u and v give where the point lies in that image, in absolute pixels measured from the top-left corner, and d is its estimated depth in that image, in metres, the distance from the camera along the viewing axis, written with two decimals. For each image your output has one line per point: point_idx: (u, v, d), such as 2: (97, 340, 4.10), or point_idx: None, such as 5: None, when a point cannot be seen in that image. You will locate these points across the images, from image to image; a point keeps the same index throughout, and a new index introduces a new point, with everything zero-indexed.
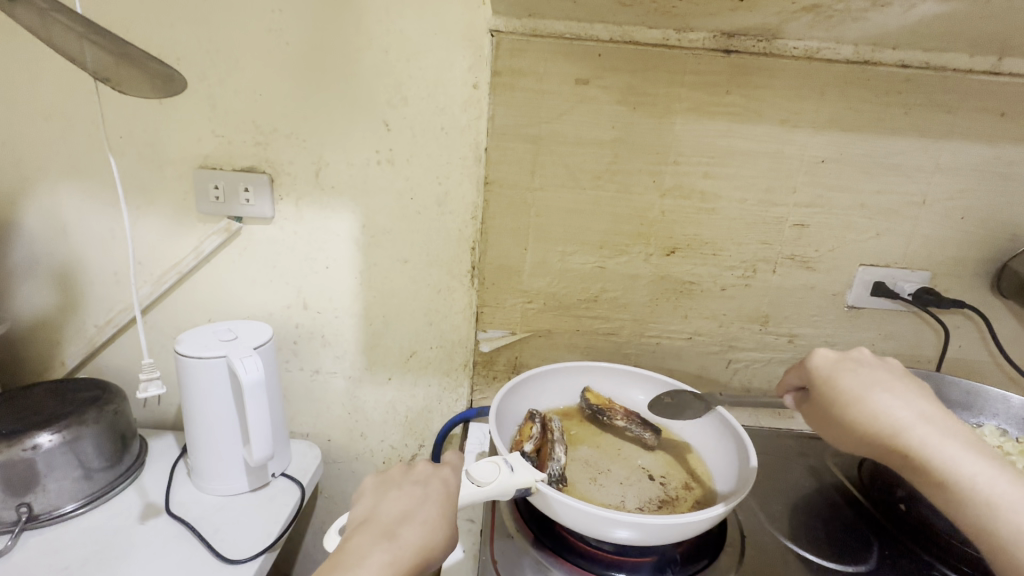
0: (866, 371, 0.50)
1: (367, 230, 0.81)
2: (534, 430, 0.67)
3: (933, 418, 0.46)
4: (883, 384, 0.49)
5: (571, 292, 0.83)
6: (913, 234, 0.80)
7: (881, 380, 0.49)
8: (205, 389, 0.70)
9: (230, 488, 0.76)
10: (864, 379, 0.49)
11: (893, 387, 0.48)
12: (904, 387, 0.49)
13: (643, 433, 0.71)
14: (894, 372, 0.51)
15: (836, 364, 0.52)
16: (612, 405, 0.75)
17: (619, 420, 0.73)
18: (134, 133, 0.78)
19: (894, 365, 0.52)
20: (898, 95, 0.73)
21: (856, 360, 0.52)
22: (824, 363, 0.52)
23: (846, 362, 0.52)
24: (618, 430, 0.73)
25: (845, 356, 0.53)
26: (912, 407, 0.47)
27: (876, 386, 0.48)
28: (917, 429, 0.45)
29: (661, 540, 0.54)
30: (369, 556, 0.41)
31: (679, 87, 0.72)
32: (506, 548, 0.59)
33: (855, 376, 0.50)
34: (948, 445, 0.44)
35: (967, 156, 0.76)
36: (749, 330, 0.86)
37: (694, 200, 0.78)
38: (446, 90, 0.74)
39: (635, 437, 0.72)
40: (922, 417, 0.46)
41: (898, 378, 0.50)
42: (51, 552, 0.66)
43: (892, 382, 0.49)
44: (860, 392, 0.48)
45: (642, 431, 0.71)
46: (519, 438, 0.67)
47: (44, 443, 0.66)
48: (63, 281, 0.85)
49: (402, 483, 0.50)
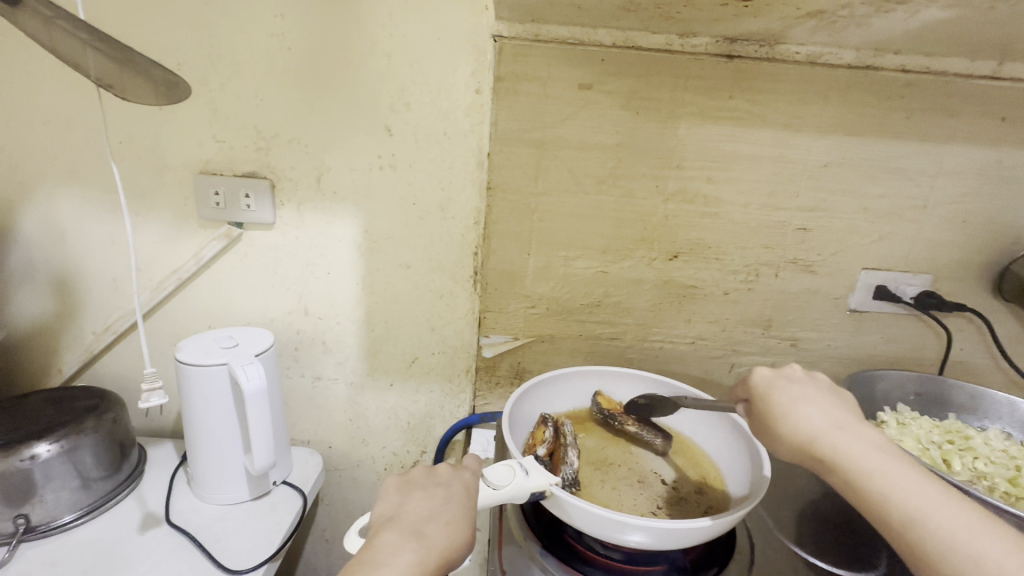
0: (797, 386, 0.51)
1: (368, 236, 0.81)
2: (546, 434, 0.67)
3: (850, 428, 0.46)
4: (807, 397, 0.49)
5: (574, 297, 0.83)
6: (915, 238, 0.80)
7: (807, 393, 0.49)
8: (205, 397, 0.69)
9: (232, 497, 0.75)
10: (794, 394, 0.49)
11: (818, 400, 0.49)
12: (831, 400, 0.49)
13: (654, 438, 0.71)
14: (826, 388, 0.51)
15: (772, 380, 0.52)
16: (622, 411, 0.75)
17: (630, 425, 0.73)
18: (133, 138, 0.77)
19: (826, 382, 0.52)
20: (900, 99, 0.73)
21: (791, 376, 0.52)
22: (760, 378, 0.52)
23: (779, 377, 0.52)
24: (630, 436, 0.73)
25: (780, 372, 0.53)
26: (829, 418, 0.47)
27: (803, 400, 0.49)
28: (834, 436, 0.45)
29: (673, 545, 0.53)
30: (393, 560, 0.41)
31: (682, 91, 0.72)
32: (513, 555, 0.59)
33: (786, 390, 0.50)
34: (863, 451, 0.44)
35: (968, 161, 0.76)
36: (752, 334, 0.85)
37: (697, 205, 0.78)
38: (449, 95, 0.73)
39: (647, 443, 0.71)
40: (841, 427, 0.46)
41: (827, 393, 0.50)
42: (49, 563, 0.65)
43: (817, 396, 0.49)
44: (788, 404, 0.48)
45: (653, 436, 0.71)
46: (531, 442, 0.66)
47: (42, 453, 0.65)
48: (60, 287, 0.84)
49: (425, 482, 0.50)
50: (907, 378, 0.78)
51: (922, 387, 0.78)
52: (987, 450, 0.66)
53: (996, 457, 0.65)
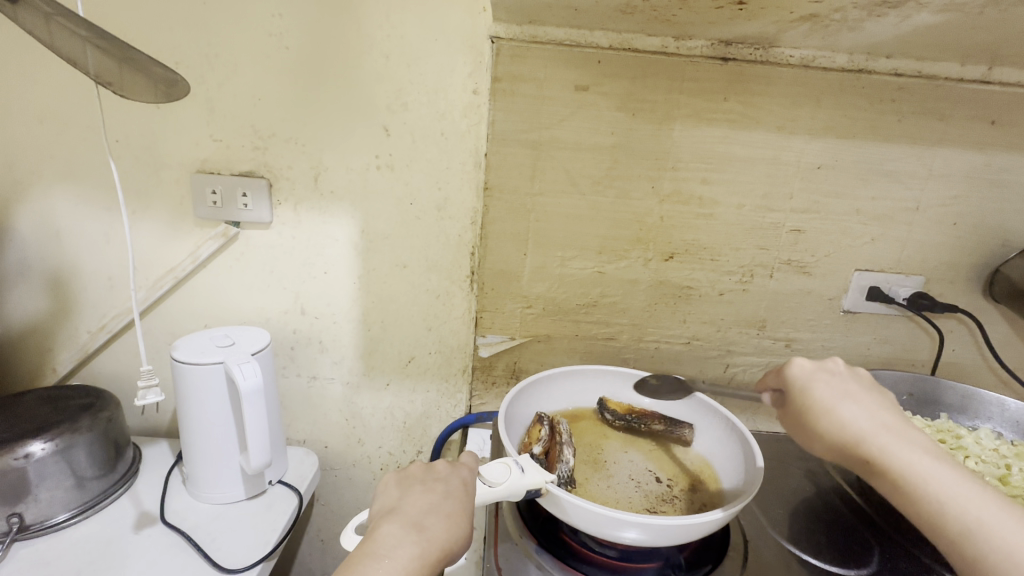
0: (839, 382, 0.49)
1: (365, 235, 0.81)
2: (541, 433, 0.67)
3: (894, 428, 0.46)
4: (850, 394, 0.48)
5: (570, 297, 0.83)
6: (907, 240, 0.81)
7: (851, 389, 0.48)
8: (201, 395, 0.69)
9: (227, 496, 0.75)
10: (838, 390, 0.48)
11: (862, 397, 0.48)
12: (872, 397, 0.48)
13: (681, 431, 0.72)
14: (864, 381, 0.50)
15: (813, 373, 0.50)
16: (641, 411, 0.74)
17: (654, 424, 0.73)
18: (130, 137, 0.77)
19: (863, 374, 0.51)
20: (891, 103, 0.74)
21: (830, 368, 0.50)
22: (800, 371, 0.50)
23: (820, 370, 0.50)
24: (654, 433, 0.73)
25: (820, 365, 0.51)
26: (875, 418, 0.46)
27: (848, 398, 0.47)
28: (879, 437, 0.45)
29: (669, 541, 0.54)
30: (393, 552, 0.41)
31: (677, 94, 0.73)
32: (509, 553, 0.59)
33: (829, 385, 0.48)
34: (910, 453, 0.44)
35: (959, 163, 0.77)
36: (747, 334, 0.86)
37: (693, 206, 0.79)
38: (446, 95, 0.74)
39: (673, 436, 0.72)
40: (887, 427, 0.46)
41: (867, 388, 0.49)
42: (43, 562, 0.65)
43: (861, 393, 0.48)
44: (833, 402, 0.47)
45: (681, 429, 0.72)
46: (527, 441, 0.67)
47: (36, 451, 0.65)
48: (56, 286, 0.83)
49: (424, 476, 0.50)
50: (901, 377, 0.78)
51: (914, 387, 0.79)
52: (977, 449, 0.67)
53: (987, 455, 0.66)
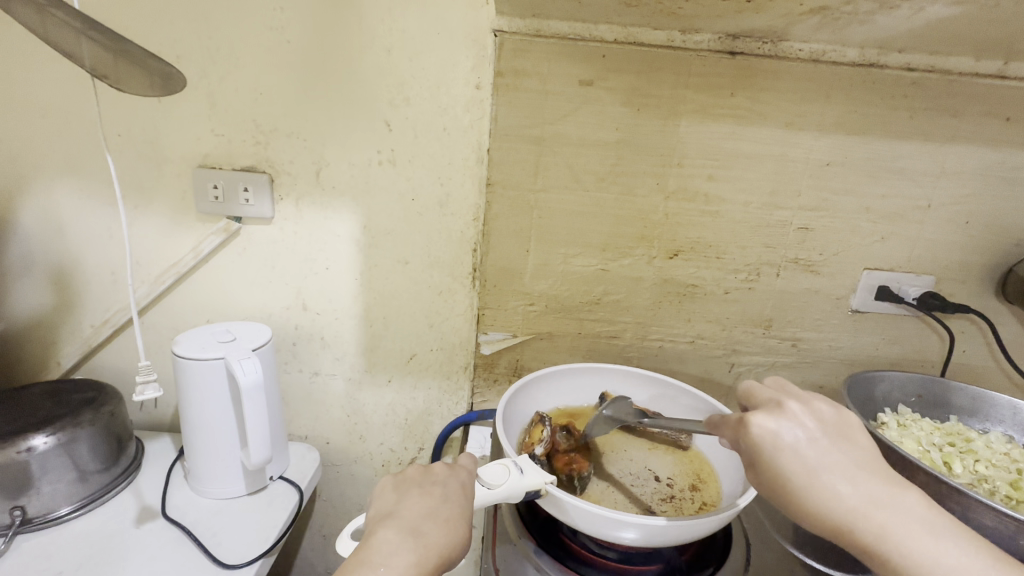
0: (811, 441, 0.41)
1: (367, 231, 0.80)
2: (544, 434, 0.66)
3: (882, 497, 0.40)
4: (827, 462, 0.41)
5: (573, 295, 0.83)
6: (918, 239, 0.80)
7: (826, 449, 0.41)
8: (202, 391, 0.69)
9: (228, 492, 0.75)
10: (816, 457, 0.41)
11: (842, 459, 0.41)
12: (850, 451, 0.41)
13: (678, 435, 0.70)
14: (838, 429, 0.43)
15: (781, 432, 0.42)
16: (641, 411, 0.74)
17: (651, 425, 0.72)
18: (132, 131, 0.77)
19: (831, 415, 0.44)
20: (904, 98, 0.72)
21: (797, 419, 0.42)
22: (765, 434, 0.42)
23: (788, 430, 0.42)
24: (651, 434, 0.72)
25: (786, 420, 0.42)
26: (861, 489, 0.40)
27: (827, 466, 0.40)
28: (871, 515, 0.39)
29: (668, 542, 0.53)
30: (391, 559, 0.41)
31: (683, 88, 0.72)
32: (508, 554, 0.58)
33: (801, 452, 0.41)
34: (906, 531, 0.38)
35: (973, 161, 0.75)
36: (752, 333, 0.85)
37: (698, 203, 0.78)
38: (448, 90, 0.73)
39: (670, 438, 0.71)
40: (875, 496, 0.40)
41: (843, 439, 0.42)
42: (45, 556, 0.65)
43: (840, 455, 0.41)
44: (813, 473, 0.40)
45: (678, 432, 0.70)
46: (528, 440, 0.66)
47: (38, 445, 0.65)
48: (60, 280, 0.84)
49: (422, 480, 0.49)
50: (910, 378, 0.77)
51: (923, 389, 0.77)
52: (988, 453, 0.65)
53: (998, 460, 0.64)
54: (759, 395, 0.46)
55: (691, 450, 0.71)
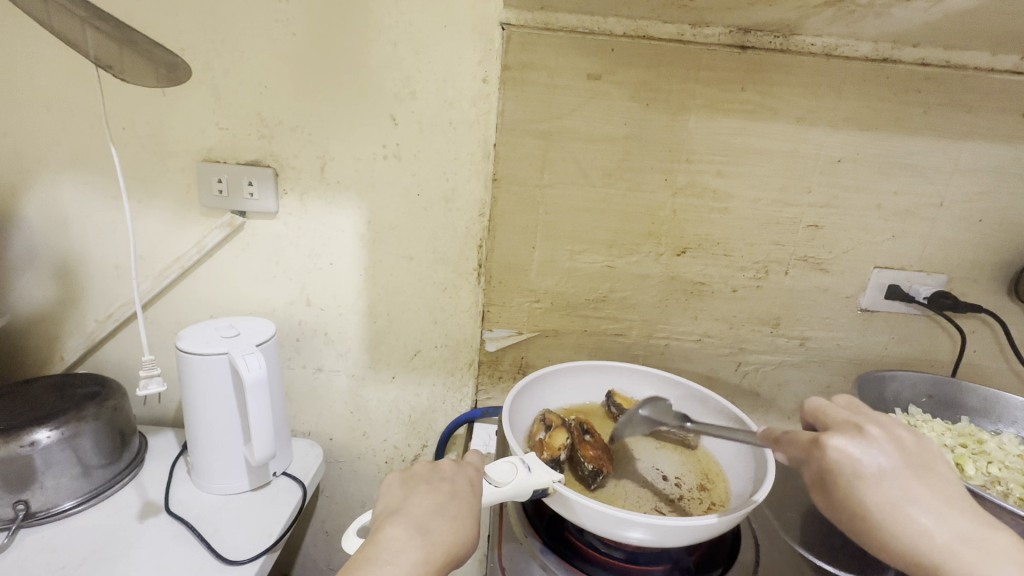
0: (895, 471, 0.39)
1: (371, 226, 0.80)
2: (563, 441, 0.64)
3: (970, 533, 0.37)
4: (911, 494, 0.38)
5: (579, 292, 0.82)
6: (930, 237, 0.78)
7: (910, 481, 0.39)
8: (205, 386, 0.69)
9: (232, 487, 0.75)
10: (901, 487, 0.39)
11: (929, 493, 0.39)
12: (936, 485, 0.39)
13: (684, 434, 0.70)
14: (923, 458, 0.40)
15: (862, 458, 0.40)
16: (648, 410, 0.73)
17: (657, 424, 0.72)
18: (136, 125, 0.76)
19: (913, 442, 0.41)
20: (917, 94, 0.71)
21: (879, 446, 0.40)
22: (845, 461, 0.39)
23: (867, 458, 0.39)
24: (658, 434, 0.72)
25: (864, 446, 0.40)
26: (948, 524, 0.38)
27: (913, 499, 0.38)
28: (958, 554, 0.37)
29: (676, 542, 0.52)
30: (399, 556, 0.40)
31: (693, 82, 0.71)
32: (514, 553, 0.58)
33: (883, 482, 0.39)
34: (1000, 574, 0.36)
35: (986, 158, 0.74)
36: (759, 332, 0.84)
37: (707, 199, 0.77)
38: (454, 84, 0.72)
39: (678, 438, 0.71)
40: (964, 534, 0.37)
41: (929, 470, 0.40)
42: (49, 550, 0.65)
43: (924, 487, 0.39)
44: (897, 504, 0.38)
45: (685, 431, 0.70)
46: (547, 444, 0.64)
47: (42, 439, 0.65)
48: (63, 274, 0.83)
49: (429, 476, 0.49)
50: (921, 379, 0.76)
51: (934, 389, 0.76)
52: (1000, 454, 0.64)
53: (1011, 461, 0.63)
54: (829, 414, 0.44)
55: (698, 449, 0.70)
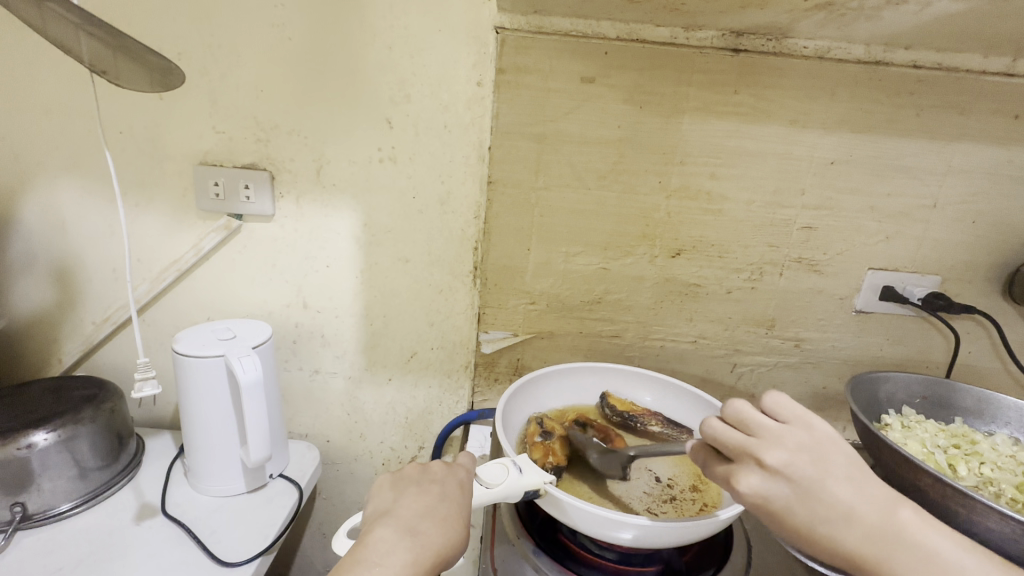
0: (798, 495, 0.41)
1: (367, 228, 0.80)
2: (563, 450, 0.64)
3: (880, 532, 0.39)
4: (823, 513, 0.40)
5: (574, 294, 0.82)
6: (924, 238, 0.79)
7: (814, 497, 0.41)
8: (201, 388, 0.69)
9: (227, 489, 0.75)
10: (805, 509, 0.41)
11: (832, 503, 0.40)
12: (836, 489, 0.41)
13: (681, 436, 0.69)
14: (819, 464, 0.41)
15: (766, 490, 0.42)
16: (642, 411, 0.72)
17: (653, 425, 0.70)
18: (134, 129, 0.77)
19: (808, 448, 0.42)
20: (910, 96, 0.72)
21: (778, 471, 0.41)
22: (753, 494, 0.42)
23: (770, 488, 0.42)
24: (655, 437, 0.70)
25: (768, 476, 0.42)
26: (858, 532, 0.40)
27: (819, 514, 0.40)
28: (877, 556, 0.39)
29: (668, 543, 0.52)
30: (388, 558, 0.40)
31: (686, 86, 0.71)
32: (506, 554, 0.58)
33: (791, 509, 0.41)
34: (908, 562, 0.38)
35: (979, 159, 0.74)
36: (755, 333, 0.84)
37: (701, 201, 0.77)
38: (449, 87, 0.72)
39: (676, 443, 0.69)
40: (871, 530, 0.40)
41: (825, 476, 0.41)
42: (44, 552, 0.65)
43: (829, 502, 0.40)
44: (810, 524, 0.41)
45: (681, 434, 0.69)
46: (545, 453, 0.64)
47: (39, 442, 0.65)
48: (61, 277, 0.84)
49: (420, 478, 0.49)
50: (914, 380, 0.76)
51: (928, 390, 0.76)
52: (993, 455, 0.64)
53: (1003, 462, 0.63)
54: (729, 439, 0.45)
55: None
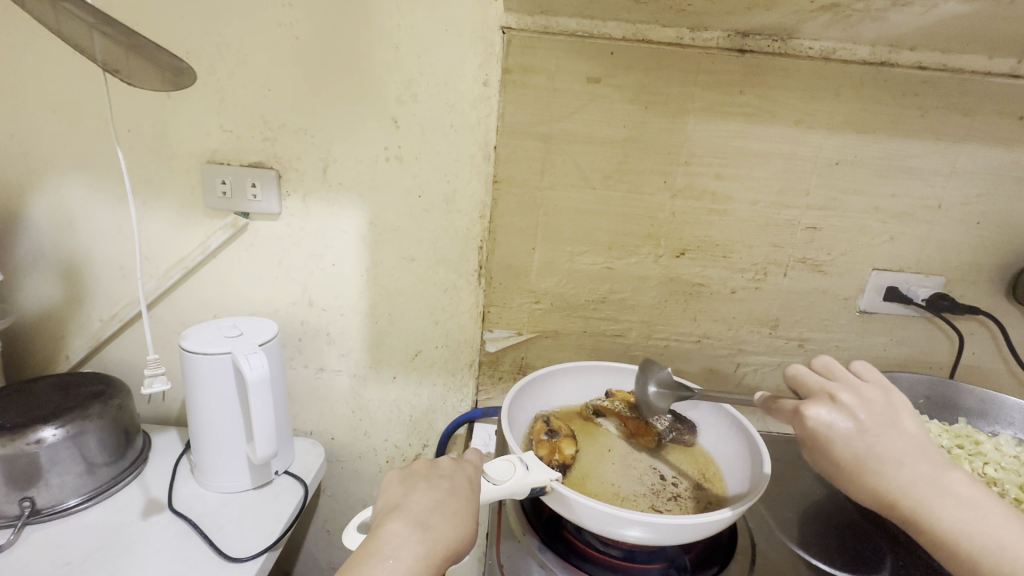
0: (861, 431, 0.46)
1: (373, 227, 0.80)
2: (570, 450, 0.64)
3: (925, 478, 0.44)
4: (878, 450, 0.45)
5: (579, 293, 0.83)
6: (928, 239, 0.79)
7: (876, 437, 0.46)
8: (209, 385, 0.70)
9: (233, 485, 0.75)
10: (863, 446, 0.46)
11: (892, 447, 0.45)
12: (895, 436, 0.46)
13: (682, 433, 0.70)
14: (888, 416, 0.47)
15: (831, 422, 0.47)
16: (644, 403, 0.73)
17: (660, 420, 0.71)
18: (142, 127, 0.77)
19: (882, 402, 0.47)
20: (915, 97, 0.72)
21: (849, 410, 0.47)
22: (818, 424, 0.47)
23: (837, 421, 0.47)
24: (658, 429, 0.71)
25: (838, 411, 0.47)
26: (905, 471, 0.45)
27: (875, 453, 0.45)
28: (913, 494, 0.44)
29: (673, 541, 0.53)
30: (400, 551, 0.41)
31: (691, 86, 0.71)
32: (512, 551, 0.58)
33: (849, 439, 0.46)
34: (949, 513, 0.43)
35: (983, 160, 0.75)
36: (759, 333, 0.84)
37: (706, 201, 0.77)
38: (456, 87, 0.73)
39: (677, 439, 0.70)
40: (920, 478, 0.44)
41: (890, 427, 0.46)
42: (53, 546, 0.66)
43: (887, 443, 0.46)
44: (863, 458, 0.45)
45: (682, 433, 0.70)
46: (551, 451, 0.63)
47: (48, 437, 0.66)
48: (69, 274, 0.84)
49: (428, 473, 0.49)
50: (918, 380, 0.76)
51: (931, 390, 0.77)
52: (997, 455, 0.64)
53: (1007, 462, 0.63)
54: (809, 380, 0.50)
55: (695, 449, 0.70)
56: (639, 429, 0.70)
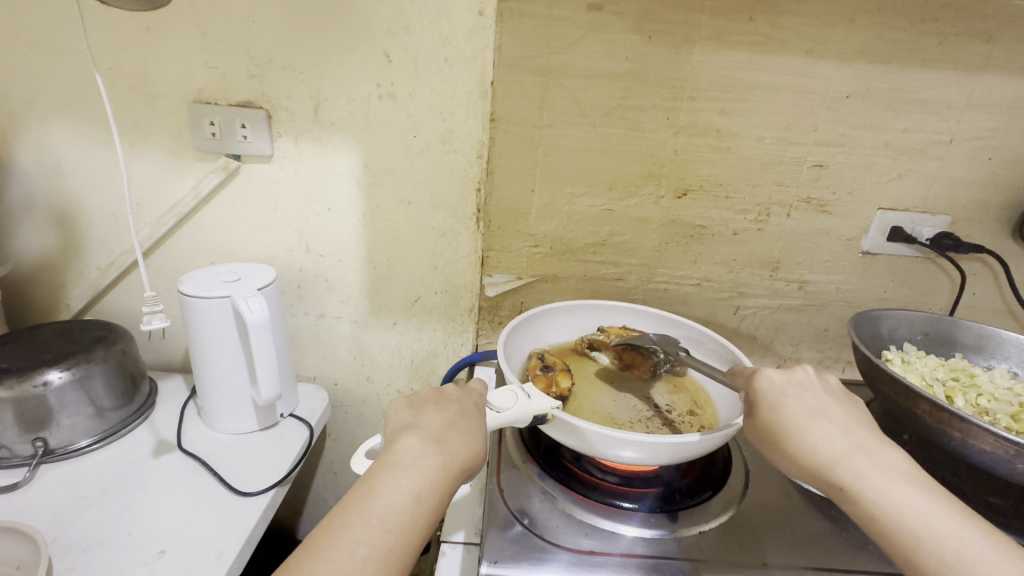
0: (811, 397, 0.47)
1: (368, 169, 0.78)
2: (566, 383, 0.65)
3: (870, 451, 0.44)
4: (824, 413, 0.46)
5: (579, 236, 0.82)
6: (936, 176, 0.77)
7: (824, 404, 0.47)
8: (210, 327, 0.70)
9: (241, 427, 0.77)
10: (813, 409, 0.46)
11: (837, 415, 0.46)
12: (843, 411, 0.47)
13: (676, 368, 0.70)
14: (839, 397, 0.49)
15: (785, 385, 0.48)
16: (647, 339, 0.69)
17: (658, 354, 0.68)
18: (123, 65, 0.74)
19: (836, 387, 0.50)
20: (934, 23, 0.68)
21: (802, 380, 0.49)
22: (770, 385, 0.48)
23: (792, 385, 0.48)
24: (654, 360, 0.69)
25: (791, 377, 0.49)
26: (849, 439, 0.44)
27: (821, 417, 0.46)
28: (854, 460, 0.43)
29: (667, 462, 0.54)
30: (420, 461, 0.42)
31: (698, 13, 0.68)
32: (512, 479, 0.60)
33: (800, 401, 0.47)
34: (885, 479, 0.42)
35: (1000, 91, 0.72)
36: (759, 276, 0.84)
37: (710, 138, 0.75)
38: (449, 17, 0.69)
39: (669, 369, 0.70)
40: (863, 448, 0.44)
41: (840, 404, 0.48)
42: (69, 483, 0.68)
43: (836, 413, 0.46)
44: (807, 419, 0.45)
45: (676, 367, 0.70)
46: (548, 383, 0.64)
47: (54, 380, 0.67)
48: (62, 221, 0.83)
49: (436, 398, 0.50)
50: (917, 318, 0.76)
51: (930, 326, 0.77)
52: (991, 388, 0.65)
53: (1000, 394, 0.64)
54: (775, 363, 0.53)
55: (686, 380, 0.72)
56: (634, 360, 0.70)
